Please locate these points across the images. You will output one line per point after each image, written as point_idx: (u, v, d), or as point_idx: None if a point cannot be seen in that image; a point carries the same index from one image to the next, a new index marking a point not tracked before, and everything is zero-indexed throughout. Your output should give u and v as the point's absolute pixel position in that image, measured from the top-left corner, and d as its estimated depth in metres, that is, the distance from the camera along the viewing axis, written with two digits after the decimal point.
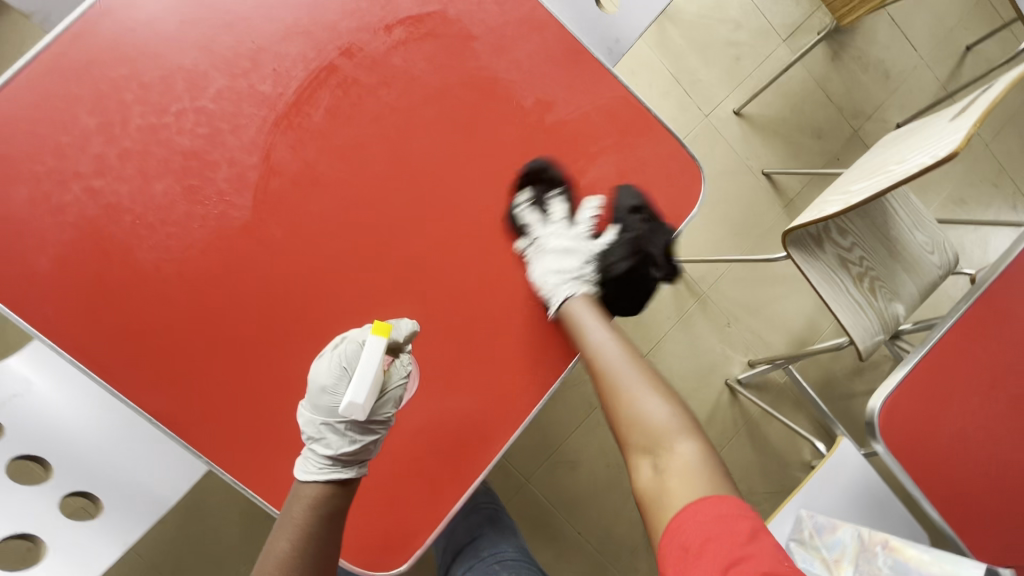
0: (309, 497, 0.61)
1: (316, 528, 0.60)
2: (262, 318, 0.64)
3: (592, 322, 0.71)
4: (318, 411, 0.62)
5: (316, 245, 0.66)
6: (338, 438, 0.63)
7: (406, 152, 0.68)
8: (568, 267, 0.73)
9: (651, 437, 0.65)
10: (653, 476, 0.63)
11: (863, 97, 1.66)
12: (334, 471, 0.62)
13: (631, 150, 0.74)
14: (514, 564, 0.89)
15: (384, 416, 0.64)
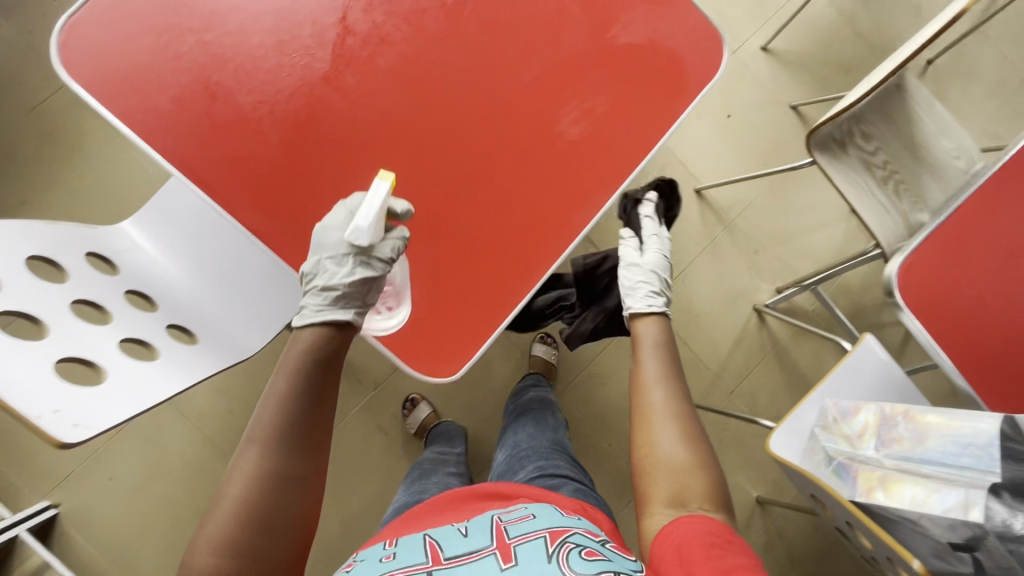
0: (306, 338, 0.68)
1: (308, 368, 0.66)
2: (339, 153, 0.75)
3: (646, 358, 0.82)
4: (320, 249, 0.72)
5: (385, 94, 0.77)
6: (339, 274, 0.71)
7: (460, 17, 0.79)
8: (648, 281, 0.94)
9: (677, 482, 0.71)
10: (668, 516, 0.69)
11: (893, 33, 1.68)
12: (329, 310, 0.70)
13: (660, 20, 0.82)
14: (547, 449, 1.02)
15: (383, 256, 0.73)
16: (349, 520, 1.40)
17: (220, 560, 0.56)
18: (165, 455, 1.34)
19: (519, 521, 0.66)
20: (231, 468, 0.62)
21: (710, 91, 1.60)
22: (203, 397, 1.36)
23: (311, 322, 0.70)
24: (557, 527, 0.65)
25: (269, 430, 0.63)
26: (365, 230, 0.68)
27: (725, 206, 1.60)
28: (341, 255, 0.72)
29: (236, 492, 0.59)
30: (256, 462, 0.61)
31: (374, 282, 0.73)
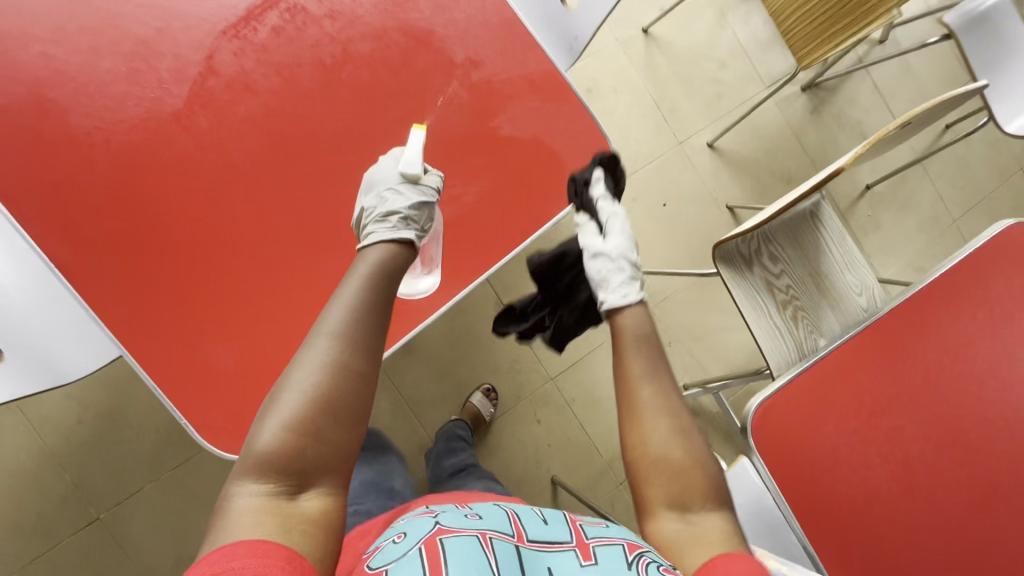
0: (379, 254, 0.63)
1: (376, 288, 0.59)
2: (175, 197, 0.71)
3: (638, 327, 0.67)
4: (378, 186, 0.71)
5: (240, 144, 0.73)
6: (398, 201, 0.69)
7: (337, 79, 0.75)
8: (617, 278, 0.72)
9: (677, 490, 0.59)
10: (681, 528, 0.57)
11: (836, 153, 1.72)
12: (399, 230, 0.66)
13: (547, 119, 0.81)
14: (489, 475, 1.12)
15: (433, 190, 0.73)
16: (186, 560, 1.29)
17: (286, 441, 0.49)
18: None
19: (595, 527, 0.61)
20: (303, 356, 0.54)
21: (651, 176, 1.61)
22: (54, 402, 1.27)
23: (376, 241, 0.65)
24: (635, 540, 0.58)
25: (349, 328, 0.56)
26: (416, 162, 0.71)
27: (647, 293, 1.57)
28: (397, 187, 0.71)
29: (312, 383, 0.52)
30: (341, 355, 0.54)
31: (427, 209, 0.71)
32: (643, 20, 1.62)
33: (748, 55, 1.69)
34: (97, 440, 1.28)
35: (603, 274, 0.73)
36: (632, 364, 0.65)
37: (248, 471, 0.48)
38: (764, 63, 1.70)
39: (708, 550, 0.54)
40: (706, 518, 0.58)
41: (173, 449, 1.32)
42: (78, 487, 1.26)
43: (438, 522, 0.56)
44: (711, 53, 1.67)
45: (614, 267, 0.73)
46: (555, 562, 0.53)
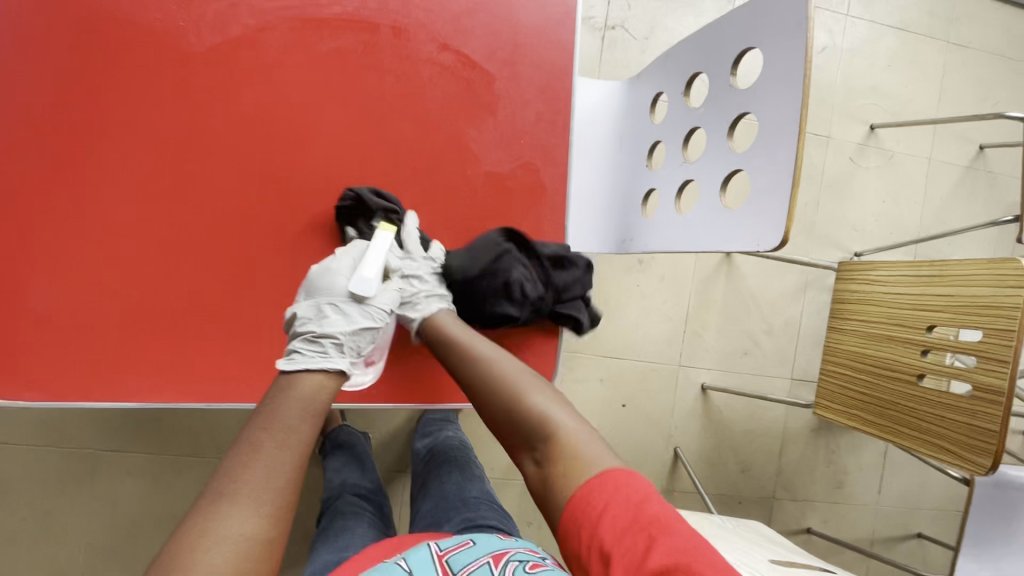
0: (320, 382, 0.62)
1: (306, 427, 0.58)
2: (125, 119, 0.64)
3: (450, 328, 0.70)
4: (320, 293, 0.66)
5: (224, 119, 0.66)
6: (338, 324, 0.65)
7: (360, 133, 0.69)
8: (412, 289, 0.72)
9: (526, 431, 0.64)
10: (536, 468, 0.63)
11: (803, 480, 1.61)
12: (326, 360, 0.63)
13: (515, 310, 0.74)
14: (474, 500, 0.98)
15: (384, 305, 0.69)
16: None
17: None
18: None
19: (460, 553, 0.67)
20: (211, 529, 0.47)
21: (632, 373, 1.51)
22: None
23: (305, 368, 0.62)
24: (499, 551, 0.67)
25: (269, 492, 0.51)
26: (370, 281, 0.66)
27: None
28: (339, 302, 0.66)
29: (217, 561, 0.45)
30: (256, 527, 0.49)
31: (369, 333, 0.67)
32: None
33: (798, 339, 1.60)
34: None
35: (415, 295, 0.72)
36: (457, 364, 0.69)
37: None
38: (806, 357, 1.61)
39: (564, 474, 0.59)
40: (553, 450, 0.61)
41: None
42: None
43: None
44: (768, 313, 1.57)
45: (421, 287, 0.72)
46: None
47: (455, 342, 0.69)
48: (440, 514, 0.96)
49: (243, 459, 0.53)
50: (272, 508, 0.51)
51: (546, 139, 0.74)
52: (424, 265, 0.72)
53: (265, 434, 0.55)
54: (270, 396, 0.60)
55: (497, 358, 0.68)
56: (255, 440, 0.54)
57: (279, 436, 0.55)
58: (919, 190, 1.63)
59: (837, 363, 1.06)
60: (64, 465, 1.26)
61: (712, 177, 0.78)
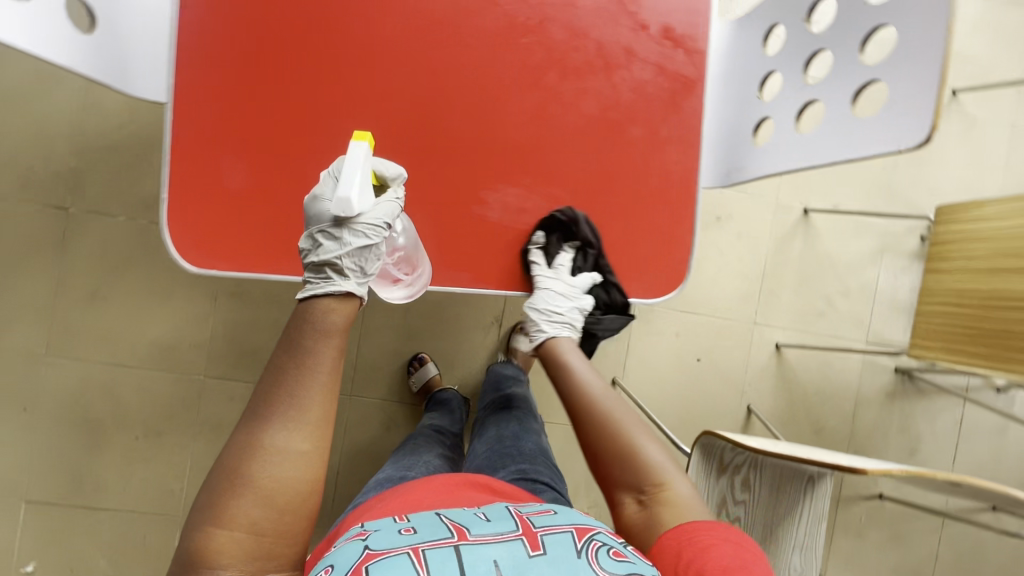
0: (330, 302, 0.65)
1: (318, 347, 0.63)
2: (313, 19, 0.70)
3: (573, 360, 0.78)
4: (313, 221, 0.66)
5: (397, 21, 0.71)
6: (332, 248, 0.65)
7: (515, 36, 0.73)
8: (557, 308, 0.79)
9: (636, 474, 0.67)
10: (640, 510, 0.66)
11: (877, 444, 1.60)
12: (330, 285, 0.65)
13: (650, 210, 0.77)
14: (531, 452, 0.99)
15: (375, 224, 0.66)
16: (98, 295, 1.32)
17: (245, 522, 0.59)
18: (42, 103, 1.29)
19: (543, 515, 0.64)
20: (254, 443, 0.61)
21: (707, 328, 1.53)
22: (114, 100, 1.30)
23: (312, 294, 0.65)
24: (583, 525, 0.62)
25: (304, 411, 0.62)
26: (351, 199, 0.63)
27: None
28: (327, 227, 0.65)
29: (268, 474, 0.60)
30: (288, 439, 0.61)
31: (368, 251, 0.66)
32: (812, 201, 1.55)
33: (874, 302, 1.60)
34: (116, 153, 1.31)
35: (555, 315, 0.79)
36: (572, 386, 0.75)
37: (208, 570, 0.57)
38: (881, 321, 1.60)
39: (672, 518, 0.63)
40: (662, 494, 0.66)
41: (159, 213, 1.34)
42: (75, 174, 1.30)
43: (365, 548, 0.57)
44: (844, 274, 1.58)
45: (568, 307, 0.79)
46: (500, 556, 0.56)
47: (574, 371, 0.76)
48: (495, 457, 0.99)
49: (274, 381, 0.63)
50: (306, 426, 0.62)
51: (692, 35, 0.76)
52: (563, 285, 0.78)
53: (288, 359, 0.63)
54: (295, 314, 0.65)
55: (613, 399, 0.73)
56: (281, 364, 0.63)
57: (299, 362, 0.63)
58: (1002, 156, 1.62)
59: (937, 301, 1.07)
60: (174, 388, 1.35)
61: (840, 95, 0.81)
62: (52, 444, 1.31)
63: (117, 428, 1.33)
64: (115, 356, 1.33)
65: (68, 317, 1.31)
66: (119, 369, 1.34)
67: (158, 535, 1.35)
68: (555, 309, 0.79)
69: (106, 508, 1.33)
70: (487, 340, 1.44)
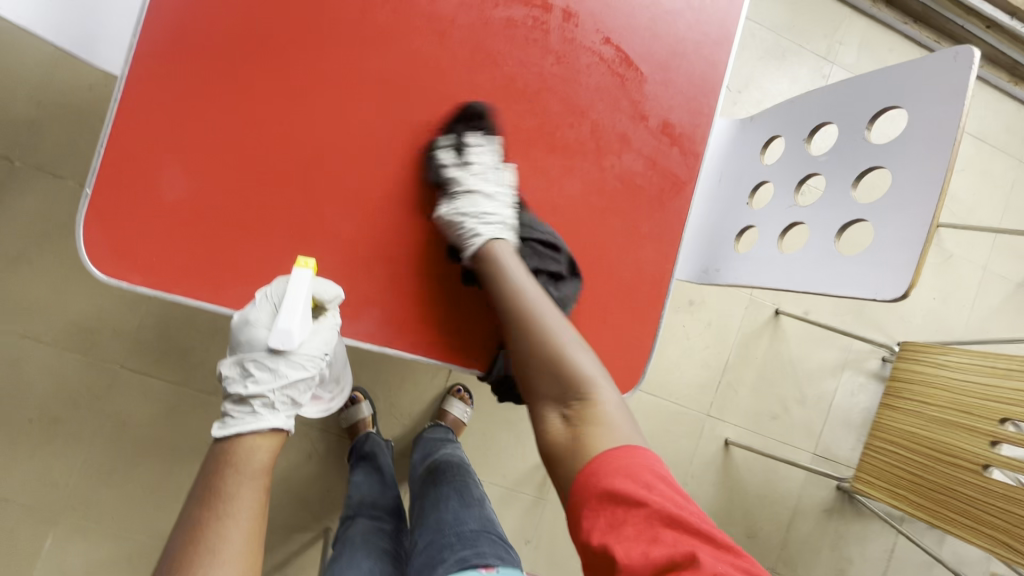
0: (252, 441, 0.65)
1: (239, 490, 0.62)
2: (301, 40, 0.65)
3: (512, 265, 0.68)
4: (245, 348, 0.65)
5: (389, 60, 0.67)
6: (264, 380, 0.65)
7: (510, 99, 0.69)
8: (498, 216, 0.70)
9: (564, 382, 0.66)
10: (563, 426, 0.66)
11: (806, 559, 1.57)
12: (252, 421, 0.65)
13: (615, 307, 0.72)
14: (471, 535, 0.90)
15: (306, 358, 0.66)
16: (23, 259, 1.21)
17: None
18: (10, 47, 1.20)
19: None
20: None
21: (660, 412, 1.49)
22: None
23: (234, 429, 0.65)
24: None
25: (226, 559, 0.59)
26: (290, 336, 0.62)
27: (557, 487, 1.43)
28: (260, 357, 0.64)
29: None
30: None
31: (301, 384, 0.66)
32: (785, 303, 1.54)
33: (828, 416, 1.59)
34: (81, 115, 1.23)
35: (488, 216, 0.69)
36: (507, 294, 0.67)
37: None
38: (831, 435, 1.59)
39: (599, 434, 0.63)
40: (588, 409, 0.66)
41: None
42: (31, 127, 1.21)
43: None
44: (803, 381, 1.57)
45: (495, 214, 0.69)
46: None
47: (512, 283, 0.67)
48: (433, 553, 0.89)
49: (193, 534, 0.60)
50: (232, 572, 0.58)
51: (688, 136, 0.73)
52: (500, 200, 0.70)
53: (208, 505, 0.61)
54: (210, 460, 0.65)
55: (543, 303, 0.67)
56: (198, 515, 0.61)
57: (219, 506, 0.61)
58: (969, 295, 1.65)
59: (888, 441, 1.05)
60: (85, 373, 1.24)
61: (826, 223, 0.79)
62: None
63: (12, 407, 1.21)
64: (28, 327, 1.22)
65: None
66: (28, 342, 1.22)
67: (28, 533, 1.21)
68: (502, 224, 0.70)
69: None
70: (432, 383, 1.38)
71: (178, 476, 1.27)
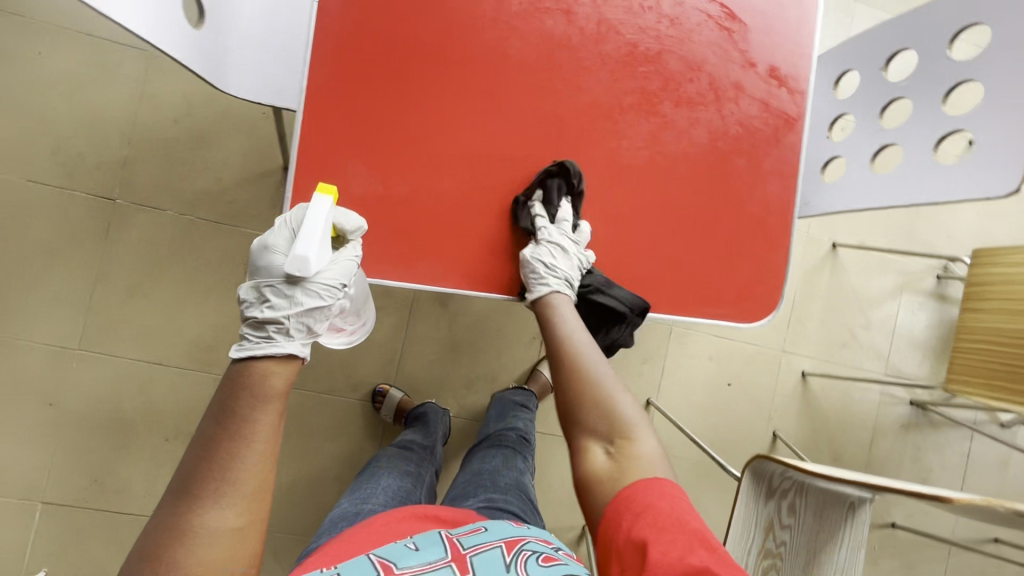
0: (256, 367, 0.61)
1: (245, 414, 0.59)
2: (448, 37, 0.72)
3: (565, 314, 0.74)
4: (262, 275, 0.64)
5: (527, 43, 0.74)
6: (281, 306, 0.63)
7: (635, 63, 0.76)
8: (564, 266, 0.74)
9: (607, 421, 0.68)
10: (606, 459, 0.66)
11: (890, 473, 1.66)
12: (265, 345, 0.62)
13: (749, 240, 0.80)
14: (509, 486, 0.97)
15: (324, 283, 0.64)
16: (138, 290, 1.28)
17: None
18: (96, 92, 1.26)
19: (473, 534, 0.69)
20: (194, 525, 0.56)
21: (738, 354, 1.58)
22: (172, 92, 1.29)
23: (244, 354, 0.62)
24: (512, 538, 0.69)
25: (237, 483, 0.58)
26: (307, 254, 0.61)
27: (654, 436, 1.52)
28: (278, 284, 0.63)
29: (206, 554, 0.55)
30: (226, 522, 0.57)
31: (317, 312, 0.64)
32: (840, 236, 1.62)
33: (893, 337, 1.67)
34: (171, 147, 1.29)
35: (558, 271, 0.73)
36: (556, 339, 0.73)
37: None
38: (899, 354, 1.67)
39: (635, 470, 0.64)
40: (629, 446, 0.67)
41: (207, 207, 1.30)
42: (125, 164, 1.27)
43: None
44: (867, 307, 1.65)
45: (567, 258, 0.74)
46: None
47: (564, 327, 0.73)
48: (470, 488, 0.97)
49: (203, 453, 0.58)
50: (243, 496, 0.58)
51: (792, 76, 0.80)
52: (573, 244, 0.75)
53: (220, 425, 0.59)
54: (227, 380, 0.61)
55: (591, 347, 0.73)
56: (209, 432, 0.59)
57: (235, 429, 0.58)
58: (1008, 205, 1.73)
59: (974, 339, 1.14)
60: (209, 388, 1.31)
61: (922, 138, 0.87)
62: (79, 444, 1.26)
63: (147, 429, 1.29)
64: (151, 354, 1.29)
65: (105, 311, 1.27)
66: (154, 368, 1.29)
67: None
68: (559, 266, 0.73)
69: (128, 512, 1.27)
70: (527, 355, 1.45)
71: (307, 473, 1.34)
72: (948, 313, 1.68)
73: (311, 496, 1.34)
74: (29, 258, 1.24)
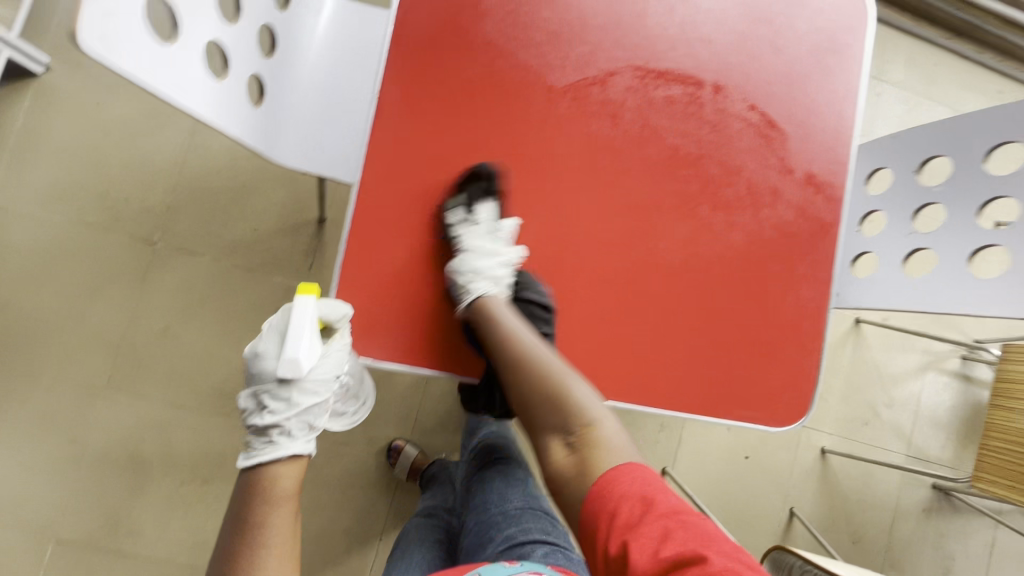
0: (270, 473, 0.63)
1: (259, 520, 0.61)
2: (496, 136, 0.75)
3: (506, 313, 0.74)
4: (258, 383, 0.67)
5: (572, 143, 0.76)
6: (279, 410, 0.65)
7: (674, 166, 0.78)
8: (490, 268, 0.75)
9: (565, 417, 0.69)
10: (568, 454, 0.70)
11: (912, 559, 1.60)
12: (271, 451, 0.64)
13: (781, 342, 0.80)
14: (516, 511, 0.89)
15: (319, 379, 0.67)
16: (168, 332, 1.31)
17: None
18: (146, 140, 1.32)
19: None
20: None
21: None
22: (219, 144, 1.34)
23: (254, 464, 0.64)
24: None
25: None
26: (297, 357, 0.64)
27: None
28: (273, 388, 0.66)
29: None
30: None
31: (315, 408, 0.67)
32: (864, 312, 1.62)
33: (916, 416, 1.64)
34: (213, 195, 1.33)
35: (479, 271, 0.74)
36: (500, 341, 0.72)
37: None
38: (922, 435, 1.64)
39: (601, 456, 0.68)
40: (589, 435, 0.69)
41: (242, 255, 1.34)
42: (168, 210, 1.32)
43: None
44: (890, 385, 1.63)
45: (490, 261, 0.75)
46: None
47: (509, 329, 0.73)
48: (479, 529, 0.88)
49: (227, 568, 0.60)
50: None
51: (828, 183, 0.82)
52: (484, 240, 0.75)
53: (237, 536, 0.61)
54: (238, 491, 0.63)
55: (534, 340, 0.72)
56: (228, 546, 0.61)
57: (252, 538, 0.60)
58: None
59: (1004, 439, 1.11)
60: (228, 433, 1.32)
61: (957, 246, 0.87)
62: (96, 482, 1.27)
63: (164, 471, 1.29)
64: (175, 396, 1.30)
65: (135, 352, 1.29)
66: (176, 411, 1.30)
67: None
68: (489, 272, 0.75)
69: (138, 554, 1.27)
70: None
71: (317, 524, 1.34)
72: (972, 396, 1.65)
73: (318, 549, 1.33)
74: (69, 296, 1.28)
